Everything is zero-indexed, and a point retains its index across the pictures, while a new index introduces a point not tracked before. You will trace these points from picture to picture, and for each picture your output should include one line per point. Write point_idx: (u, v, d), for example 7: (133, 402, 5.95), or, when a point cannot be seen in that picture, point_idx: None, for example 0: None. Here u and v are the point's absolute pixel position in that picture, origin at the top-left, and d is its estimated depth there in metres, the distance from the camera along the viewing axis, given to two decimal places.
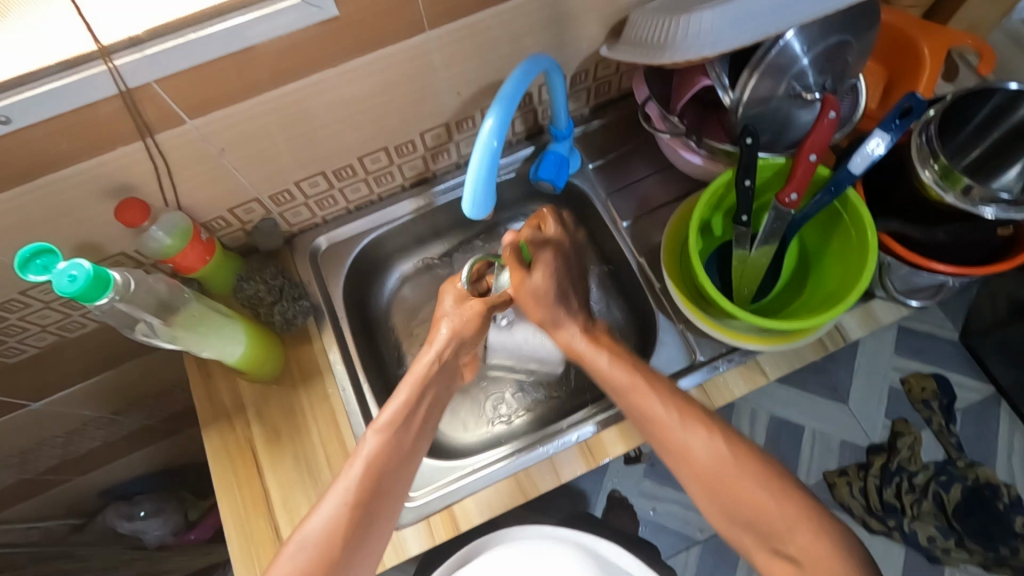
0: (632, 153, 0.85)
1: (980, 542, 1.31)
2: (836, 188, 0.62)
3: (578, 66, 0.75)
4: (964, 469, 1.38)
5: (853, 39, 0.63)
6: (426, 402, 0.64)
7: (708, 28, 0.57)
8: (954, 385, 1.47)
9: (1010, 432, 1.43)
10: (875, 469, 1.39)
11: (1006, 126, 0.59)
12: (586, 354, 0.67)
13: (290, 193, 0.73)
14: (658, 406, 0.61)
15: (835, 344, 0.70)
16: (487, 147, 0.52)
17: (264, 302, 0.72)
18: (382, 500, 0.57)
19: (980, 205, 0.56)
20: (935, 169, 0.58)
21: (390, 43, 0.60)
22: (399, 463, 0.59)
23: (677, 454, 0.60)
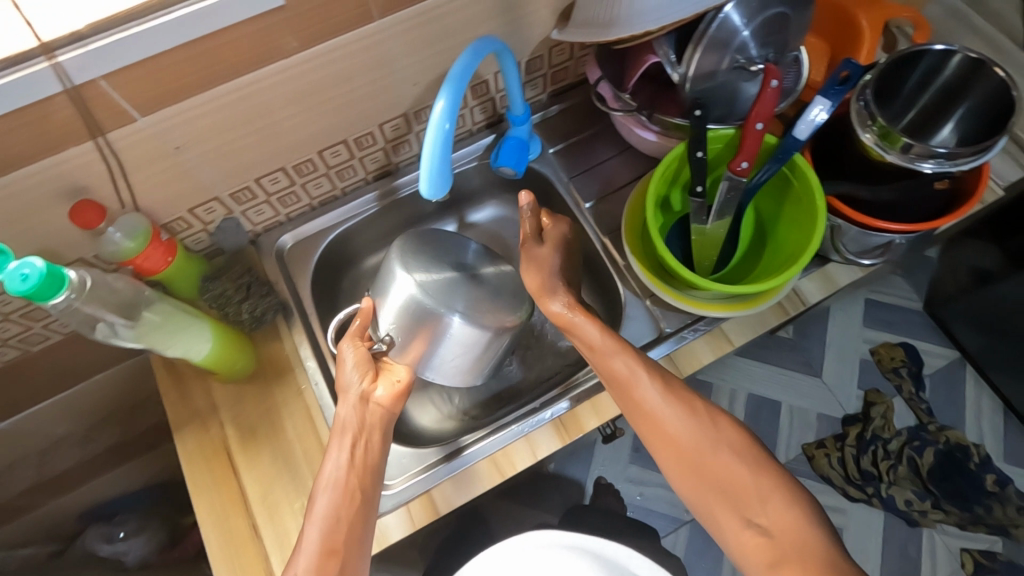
0: (592, 137, 0.86)
1: (957, 503, 1.34)
2: (784, 155, 0.65)
3: (532, 52, 0.76)
4: (936, 433, 1.42)
5: (793, 12, 0.65)
6: (365, 445, 0.62)
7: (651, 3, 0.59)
8: (922, 352, 1.52)
9: (978, 395, 1.49)
10: (851, 439, 1.42)
11: (936, 86, 0.62)
12: (577, 321, 0.68)
13: (251, 190, 0.73)
14: (649, 392, 0.63)
15: (795, 308, 0.73)
16: (440, 129, 0.53)
17: (231, 301, 0.72)
18: (331, 562, 0.54)
19: (918, 161, 0.58)
20: (875, 132, 0.60)
21: (341, 34, 0.60)
22: (353, 518, 0.57)
23: (660, 439, 0.62)
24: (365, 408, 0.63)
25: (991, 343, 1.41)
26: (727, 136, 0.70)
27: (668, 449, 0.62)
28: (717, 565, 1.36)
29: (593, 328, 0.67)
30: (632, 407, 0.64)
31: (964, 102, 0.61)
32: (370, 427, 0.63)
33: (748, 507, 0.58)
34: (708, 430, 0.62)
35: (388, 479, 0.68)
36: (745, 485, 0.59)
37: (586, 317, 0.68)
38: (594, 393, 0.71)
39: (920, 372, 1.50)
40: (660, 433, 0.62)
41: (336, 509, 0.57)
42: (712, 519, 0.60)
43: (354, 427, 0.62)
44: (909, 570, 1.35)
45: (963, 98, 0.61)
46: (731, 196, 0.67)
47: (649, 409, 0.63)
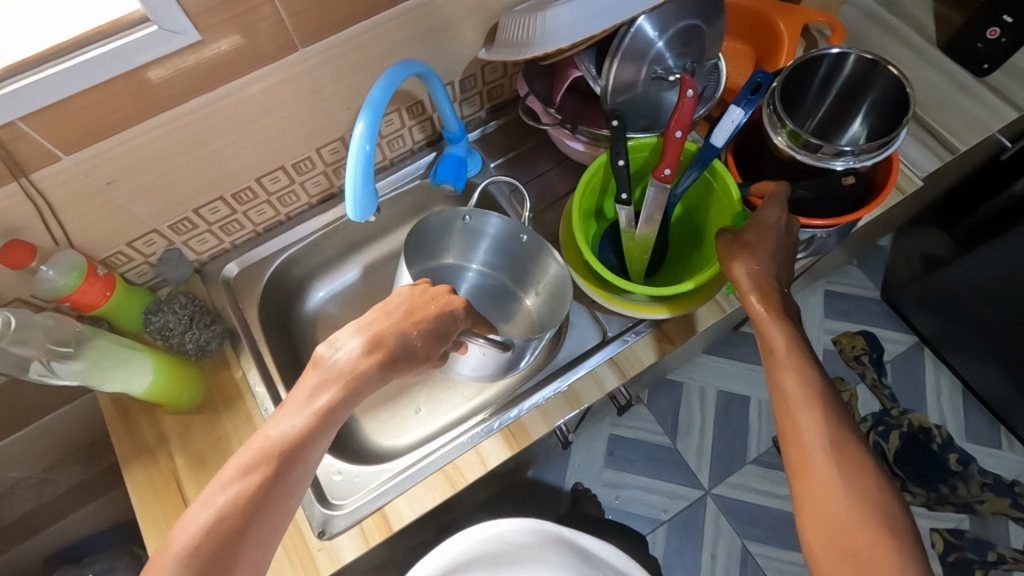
0: (533, 149, 0.88)
1: (922, 484, 1.39)
2: (704, 161, 0.68)
3: (464, 72, 0.79)
4: (899, 416, 1.46)
5: (705, 25, 0.68)
6: (332, 431, 0.56)
7: (565, 20, 0.61)
8: (882, 339, 1.57)
9: (937, 376, 1.53)
10: None
11: (838, 85, 0.65)
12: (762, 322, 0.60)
13: (190, 221, 0.74)
14: (813, 425, 0.55)
15: (731, 304, 0.76)
16: (360, 151, 0.54)
17: (175, 332, 0.72)
18: (206, 549, 0.48)
19: (830, 160, 0.61)
20: (785, 134, 0.63)
21: (265, 65, 0.61)
22: (282, 493, 0.52)
23: (806, 480, 0.53)
24: (369, 367, 0.57)
25: (944, 325, 1.45)
26: (651, 143, 0.72)
27: (809, 493, 0.53)
28: (696, 562, 1.37)
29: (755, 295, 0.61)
30: (791, 435, 0.56)
31: (866, 98, 0.65)
32: (357, 388, 0.56)
33: None
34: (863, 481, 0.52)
35: (340, 499, 0.69)
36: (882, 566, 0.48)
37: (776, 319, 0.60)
38: (541, 400, 0.72)
39: (881, 359, 1.54)
40: (812, 472, 0.53)
41: (268, 470, 0.52)
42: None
43: (341, 386, 0.56)
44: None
45: (865, 95, 0.64)
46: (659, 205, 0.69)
47: (803, 440, 0.54)
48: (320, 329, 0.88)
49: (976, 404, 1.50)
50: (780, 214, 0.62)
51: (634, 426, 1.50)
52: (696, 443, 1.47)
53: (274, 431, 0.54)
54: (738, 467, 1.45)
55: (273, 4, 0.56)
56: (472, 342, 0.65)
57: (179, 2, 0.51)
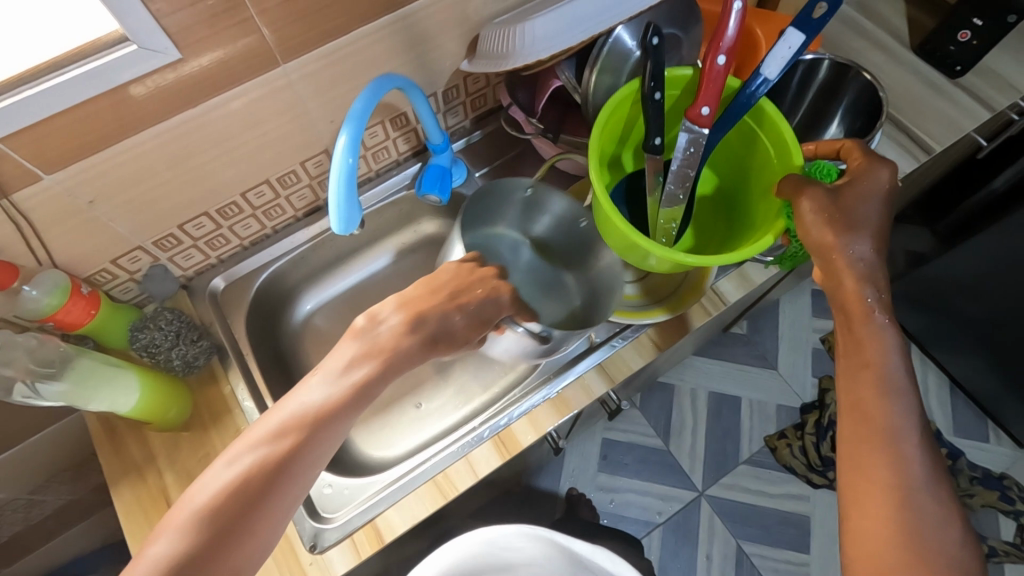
0: (517, 158, 0.89)
1: None
2: (748, 99, 0.62)
3: (446, 83, 0.79)
4: None
5: (682, 33, 0.70)
6: (366, 401, 0.57)
7: (543, 31, 0.62)
8: None
9: (924, 372, 1.56)
10: (811, 427, 1.46)
11: (813, 89, 0.67)
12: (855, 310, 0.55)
13: (175, 237, 0.73)
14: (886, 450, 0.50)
15: (716, 308, 0.76)
16: (343, 165, 0.55)
17: (161, 348, 0.72)
18: (237, 503, 0.48)
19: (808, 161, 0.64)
20: (761, 140, 0.66)
21: (245, 81, 0.62)
22: (305, 458, 0.52)
23: (861, 503, 0.49)
24: (405, 339, 0.60)
25: (928, 321, 1.48)
26: (686, 78, 0.65)
27: (865, 518, 0.48)
28: (691, 564, 1.38)
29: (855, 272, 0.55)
30: (854, 455, 0.51)
31: (841, 102, 0.66)
32: (393, 354, 0.59)
33: None
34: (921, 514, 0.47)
35: (330, 512, 0.69)
36: None
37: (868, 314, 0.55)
38: (530, 408, 0.73)
39: None
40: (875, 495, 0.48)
41: (293, 433, 0.52)
42: None
43: (378, 361, 0.58)
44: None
45: (840, 97, 0.66)
46: (691, 152, 0.63)
47: (865, 455, 0.50)
48: (310, 342, 0.89)
49: (962, 398, 1.53)
50: (889, 175, 0.57)
51: (627, 429, 1.50)
52: (688, 444, 1.48)
53: (311, 394, 0.55)
54: (731, 468, 1.46)
55: (254, 21, 0.56)
56: (512, 327, 0.66)
57: (159, 21, 0.52)
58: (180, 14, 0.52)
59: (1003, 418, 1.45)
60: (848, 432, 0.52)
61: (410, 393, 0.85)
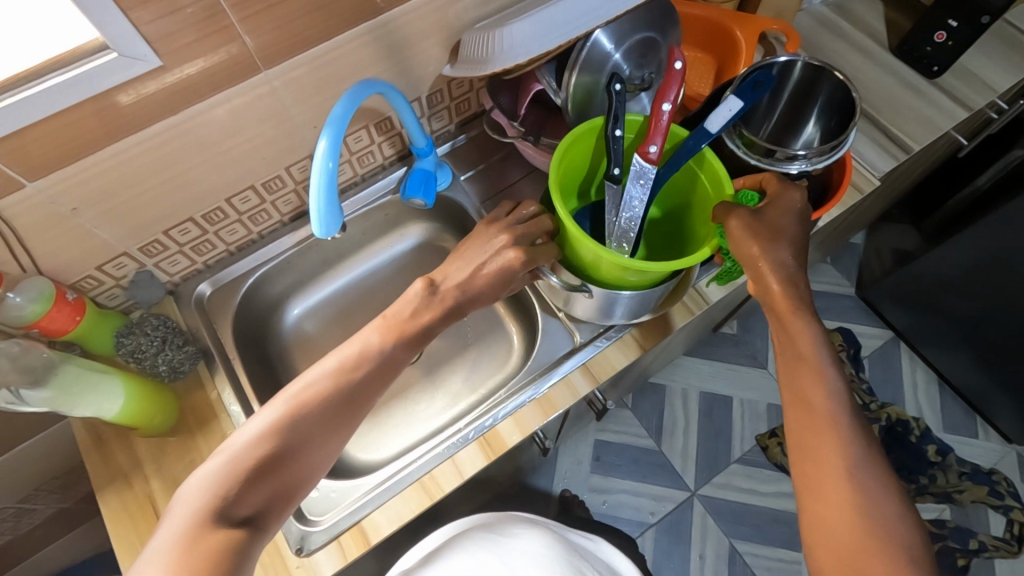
0: (501, 161, 0.90)
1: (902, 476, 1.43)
2: (693, 144, 0.64)
3: (430, 88, 0.80)
4: (878, 411, 1.47)
5: (659, 36, 0.71)
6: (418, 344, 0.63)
7: (522, 35, 0.63)
8: (857, 334, 1.61)
9: (913, 369, 1.57)
10: None
11: (787, 92, 0.67)
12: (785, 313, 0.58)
13: (161, 242, 0.74)
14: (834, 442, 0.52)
15: (699, 307, 0.77)
16: (324, 169, 0.55)
17: (148, 354, 0.72)
18: (305, 414, 0.55)
19: (786, 164, 0.64)
20: (740, 143, 0.66)
21: (227, 88, 0.62)
22: (347, 403, 0.57)
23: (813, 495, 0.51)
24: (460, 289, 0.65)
25: (915, 318, 1.49)
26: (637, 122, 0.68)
27: (818, 509, 0.51)
28: (685, 564, 1.38)
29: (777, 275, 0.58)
30: (803, 452, 0.54)
31: (816, 102, 0.67)
32: (446, 306, 0.64)
33: None
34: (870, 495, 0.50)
35: (316, 515, 0.69)
36: None
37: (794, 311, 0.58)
38: (515, 408, 0.73)
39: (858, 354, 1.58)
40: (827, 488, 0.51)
41: (338, 380, 0.57)
42: None
43: (433, 308, 0.64)
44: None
45: (815, 99, 0.67)
46: (644, 184, 0.64)
47: (811, 448, 0.53)
48: (299, 346, 0.89)
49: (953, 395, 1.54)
50: (801, 196, 0.61)
51: (619, 430, 1.51)
52: (680, 444, 1.49)
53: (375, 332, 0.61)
54: (723, 467, 1.46)
55: (235, 29, 0.57)
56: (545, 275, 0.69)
57: (139, 30, 0.52)
58: (160, 23, 0.53)
59: (992, 414, 1.46)
60: (797, 428, 0.55)
61: (399, 396, 0.85)
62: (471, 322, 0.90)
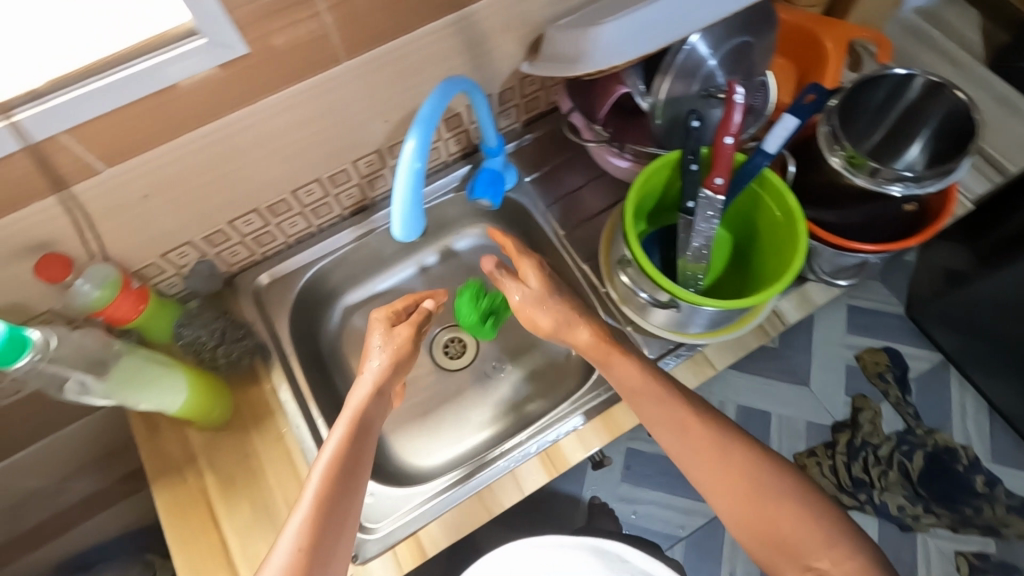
0: (566, 163, 0.87)
1: (945, 504, 1.40)
2: (754, 169, 0.64)
3: (502, 84, 0.77)
4: (924, 436, 1.46)
5: (755, 39, 0.67)
6: (370, 436, 0.60)
7: (620, 35, 0.59)
8: (906, 356, 1.54)
9: (962, 395, 1.50)
10: (842, 446, 1.45)
11: (896, 111, 0.64)
12: (604, 355, 0.66)
13: (225, 233, 0.72)
14: (689, 419, 0.62)
15: (775, 329, 0.73)
16: (412, 170, 0.53)
17: (207, 346, 0.71)
18: (319, 532, 0.52)
19: (887, 184, 0.59)
20: (843, 156, 0.61)
21: (305, 78, 0.60)
22: (338, 523, 0.53)
23: (710, 476, 0.60)
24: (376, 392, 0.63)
25: (969, 343, 1.42)
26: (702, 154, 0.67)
27: (711, 484, 0.60)
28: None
29: (584, 332, 0.66)
30: (674, 445, 0.62)
31: (927, 125, 0.63)
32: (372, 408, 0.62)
33: (807, 551, 0.56)
34: (764, 474, 0.59)
35: (372, 523, 0.67)
36: (796, 531, 0.56)
37: (612, 352, 0.65)
38: (577, 425, 0.70)
39: (904, 377, 1.52)
40: (711, 463, 0.60)
41: (325, 501, 0.53)
42: (771, 563, 0.57)
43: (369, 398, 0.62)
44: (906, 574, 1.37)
45: (927, 119, 0.62)
46: (711, 215, 0.63)
47: (705, 465, 0.60)
48: (348, 342, 0.87)
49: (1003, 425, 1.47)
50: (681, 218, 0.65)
51: (652, 440, 1.47)
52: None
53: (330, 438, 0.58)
54: None
55: (321, 16, 0.55)
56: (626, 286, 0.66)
57: (229, 14, 0.50)
58: (251, 8, 0.50)
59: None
60: (692, 453, 0.61)
61: (452, 400, 0.83)
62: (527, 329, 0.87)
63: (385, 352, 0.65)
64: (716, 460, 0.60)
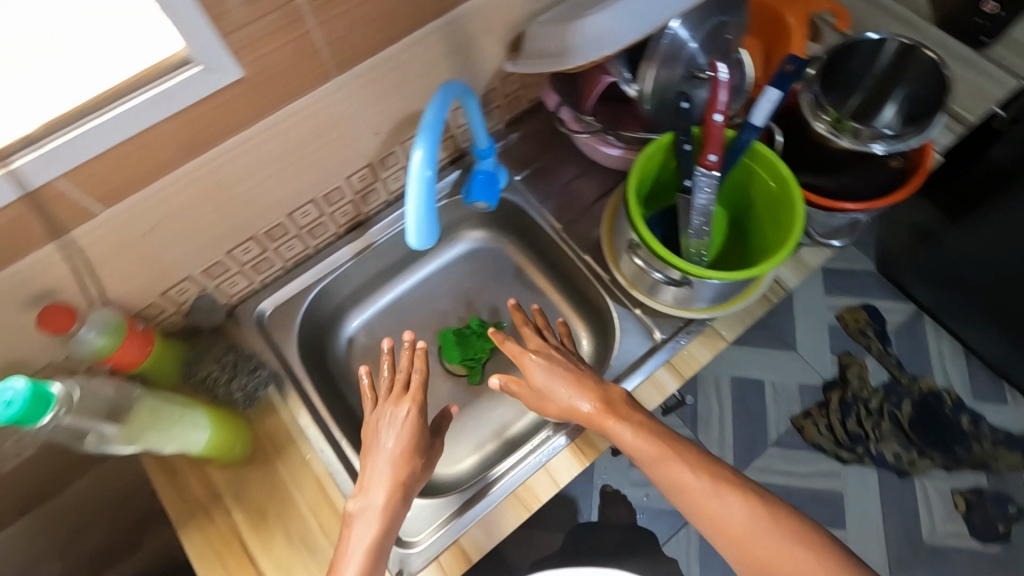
0: (554, 157, 0.88)
1: (936, 448, 1.46)
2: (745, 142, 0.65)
3: (486, 86, 0.78)
4: (909, 384, 1.53)
5: (730, 18, 0.69)
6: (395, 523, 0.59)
7: (619, 23, 0.60)
8: (882, 310, 1.61)
9: (939, 341, 1.57)
10: (835, 405, 1.50)
11: (875, 72, 0.67)
12: (606, 423, 0.61)
13: (223, 264, 0.71)
14: (685, 472, 0.57)
15: (778, 296, 0.75)
16: (422, 178, 0.53)
17: (219, 382, 0.70)
18: None
19: (870, 143, 0.62)
20: (827, 121, 0.64)
21: (297, 98, 0.59)
22: None
23: (710, 524, 0.55)
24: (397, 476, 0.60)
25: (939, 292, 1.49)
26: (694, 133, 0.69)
27: (715, 530, 0.55)
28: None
29: (626, 430, 0.59)
30: (670, 490, 0.57)
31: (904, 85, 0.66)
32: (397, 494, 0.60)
33: None
34: (767, 526, 0.53)
35: (414, 536, 0.67)
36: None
37: (617, 418, 0.61)
38: None
39: (884, 330, 1.58)
40: (708, 510, 0.55)
41: None
42: None
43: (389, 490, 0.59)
44: (908, 517, 1.43)
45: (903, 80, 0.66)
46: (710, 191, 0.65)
47: (706, 519, 0.55)
48: (355, 361, 0.86)
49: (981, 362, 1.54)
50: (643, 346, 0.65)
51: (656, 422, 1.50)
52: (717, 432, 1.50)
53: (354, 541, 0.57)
54: (762, 450, 1.48)
55: (312, 34, 0.54)
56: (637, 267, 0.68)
57: (222, 40, 0.49)
58: (245, 31, 0.50)
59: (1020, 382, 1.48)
60: (686, 504, 0.57)
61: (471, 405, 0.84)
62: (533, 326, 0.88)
63: (398, 436, 0.62)
64: (713, 506, 0.55)
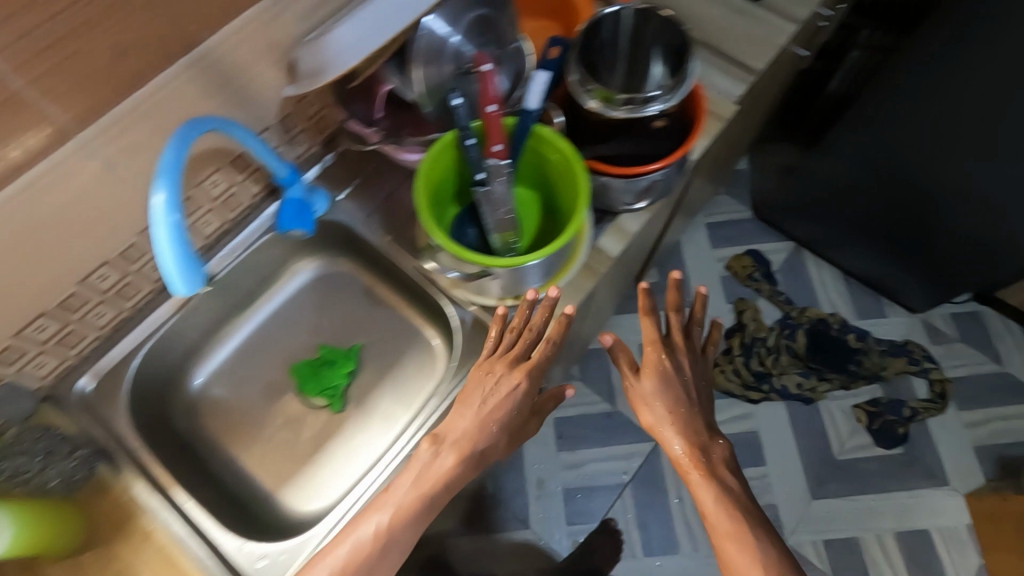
0: (375, 169, 0.86)
1: (833, 369, 1.56)
2: (525, 127, 0.67)
3: (277, 113, 0.76)
4: (800, 316, 1.62)
5: (494, 9, 0.70)
6: (434, 497, 0.64)
7: (355, 39, 0.60)
8: (766, 253, 1.70)
9: (820, 271, 1.69)
10: (737, 350, 1.58)
11: (621, 40, 0.70)
12: (686, 467, 0.81)
13: (16, 347, 0.66)
14: (713, 503, 0.78)
15: (603, 264, 0.78)
16: (170, 225, 0.51)
17: (33, 471, 0.66)
18: None
19: (643, 106, 0.65)
20: (596, 97, 0.67)
21: (31, 163, 0.56)
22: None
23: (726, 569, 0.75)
24: (431, 458, 0.66)
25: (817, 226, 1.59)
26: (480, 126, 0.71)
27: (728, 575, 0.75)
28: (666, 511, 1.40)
29: (710, 497, 0.78)
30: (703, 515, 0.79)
31: (655, 47, 0.69)
32: (436, 462, 0.65)
33: None
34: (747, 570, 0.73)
35: None
36: None
37: (708, 483, 0.79)
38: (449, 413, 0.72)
39: (770, 271, 1.67)
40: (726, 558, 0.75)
41: (361, 553, 0.61)
42: None
43: (457, 457, 0.66)
44: (817, 438, 1.52)
45: (653, 43, 0.69)
46: (503, 180, 0.68)
47: (736, 560, 0.74)
48: (211, 415, 0.83)
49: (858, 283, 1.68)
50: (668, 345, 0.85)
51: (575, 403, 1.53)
52: (632, 398, 1.54)
53: (394, 491, 0.64)
54: None
55: (18, 95, 0.51)
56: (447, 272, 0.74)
57: None
58: None
59: (893, 293, 1.61)
60: (720, 540, 0.76)
61: (338, 433, 0.83)
62: (387, 343, 0.88)
63: (489, 402, 0.69)
64: (727, 557, 0.75)
